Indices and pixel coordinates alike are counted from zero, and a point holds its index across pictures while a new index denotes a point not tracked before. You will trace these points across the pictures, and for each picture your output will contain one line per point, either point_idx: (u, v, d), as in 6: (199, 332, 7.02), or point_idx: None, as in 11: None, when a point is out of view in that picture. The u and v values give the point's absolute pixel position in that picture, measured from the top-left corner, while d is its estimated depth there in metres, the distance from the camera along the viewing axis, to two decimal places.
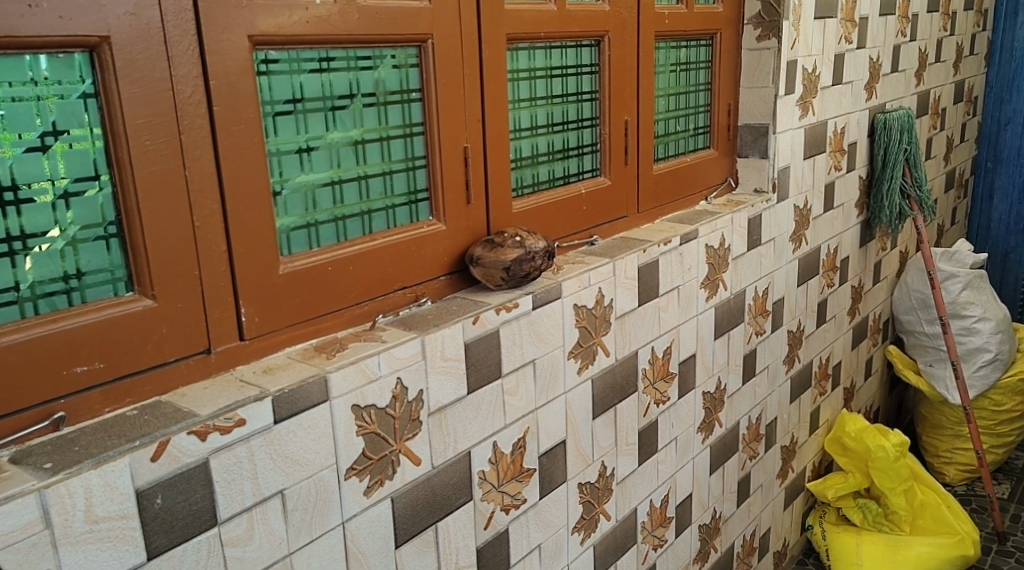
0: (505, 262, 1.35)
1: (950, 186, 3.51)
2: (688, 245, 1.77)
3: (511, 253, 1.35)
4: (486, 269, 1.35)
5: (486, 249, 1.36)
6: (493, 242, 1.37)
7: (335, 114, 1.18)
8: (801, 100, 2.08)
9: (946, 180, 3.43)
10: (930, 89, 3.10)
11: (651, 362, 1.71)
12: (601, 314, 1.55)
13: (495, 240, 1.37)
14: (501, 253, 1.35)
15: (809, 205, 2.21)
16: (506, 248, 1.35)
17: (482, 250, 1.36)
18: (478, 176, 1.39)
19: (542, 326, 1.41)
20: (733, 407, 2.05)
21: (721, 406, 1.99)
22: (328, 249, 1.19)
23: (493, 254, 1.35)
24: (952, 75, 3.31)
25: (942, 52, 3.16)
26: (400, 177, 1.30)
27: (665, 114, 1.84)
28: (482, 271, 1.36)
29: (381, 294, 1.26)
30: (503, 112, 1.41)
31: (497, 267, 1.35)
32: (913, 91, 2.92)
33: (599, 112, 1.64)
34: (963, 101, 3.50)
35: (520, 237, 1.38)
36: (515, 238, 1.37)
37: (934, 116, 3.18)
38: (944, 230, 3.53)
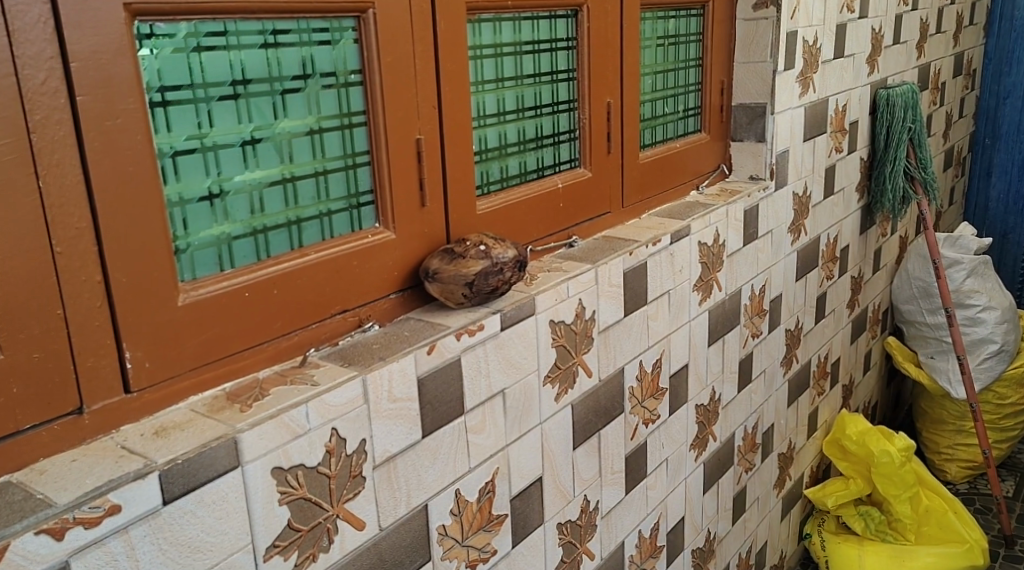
0: (467, 276, 1.13)
1: (948, 165, 3.31)
2: (679, 244, 1.54)
3: (475, 265, 1.13)
4: (444, 286, 1.13)
5: (443, 260, 1.14)
6: (451, 252, 1.15)
7: (249, 102, 0.95)
8: (801, 75, 1.85)
9: (944, 158, 3.23)
10: (930, 62, 2.89)
11: (640, 378, 1.49)
12: (582, 329, 1.33)
13: (455, 251, 1.15)
14: (461, 265, 1.13)
15: (809, 192, 1.99)
16: (468, 259, 1.13)
17: (439, 262, 1.14)
18: (434, 173, 1.16)
19: (514, 349, 1.19)
20: (728, 418, 1.82)
21: (715, 419, 1.77)
22: (245, 270, 0.97)
23: (453, 268, 1.13)
24: (952, 47, 3.10)
25: (942, 21, 2.94)
26: (338, 178, 1.06)
27: (652, 94, 1.61)
28: (439, 288, 1.13)
29: (315, 321, 1.04)
30: (463, 96, 1.18)
31: (458, 282, 1.13)
32: (914, 65, 2.71)
33: (577, 95, 1.42)
34: (963, 74, 3.29)
35: (484, 245, 1.16)
36: (479, 247, 1.15)
37: (934, 91, 2.97)
38: (941, 212, 3.33)
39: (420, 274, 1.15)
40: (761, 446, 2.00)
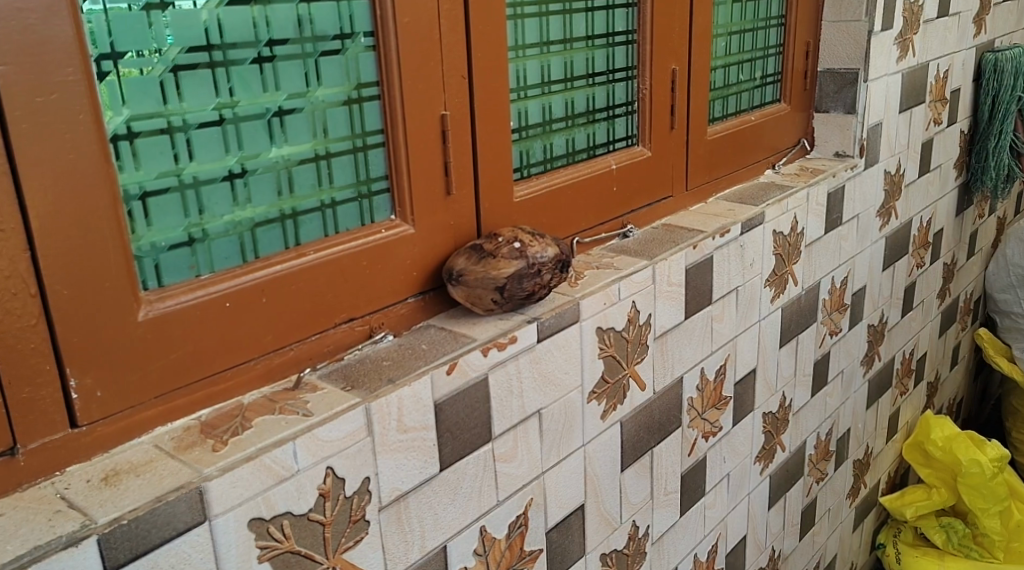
0: (497, 280, 0.96)
1: None
2: (750, 234, 1.33)
3: (506, 268, 0.96)
4: (470, 291, 0.97)
5: (471, 261, 0.97)
6: (478, 251, 0.97)
7: (229, 72, 0.79)
8: (900, 38, 1.62)
9: None
10: None
11: (701, 388, 1.31)
12: (635, 336, 1.15)
13: (483, 249, 0.98)
14: (491, 268, 0.96)
15: (902, 170, 1.76)
16: (499, 260, 0.96)
17: (463, 263, 0.97)
18: (463, 156, 0.98)
19: (553, 363, 1.02)
20: (799, 425, 1.62)
21: (785, 427, 1.57)
22: (226, 276, 0.81)
23: (480, 271, 0.96)
24: None
25: None
26: (345, 162, 0.90)
27: (724, 59, 1.40)
28: (465, 294, 0.97)
29: (316, 332, 0.89)
30: (499, 64, 1.00)
31: (488, 287, 0.96)
32: None
33: (636, 61, 1.22)
34: None
35: (516, 241, 0.98)
36: (511, 243, 0.98)
37: None
38: None
39: (444, 276, 0.98)
40: (835, 453, 1.79)
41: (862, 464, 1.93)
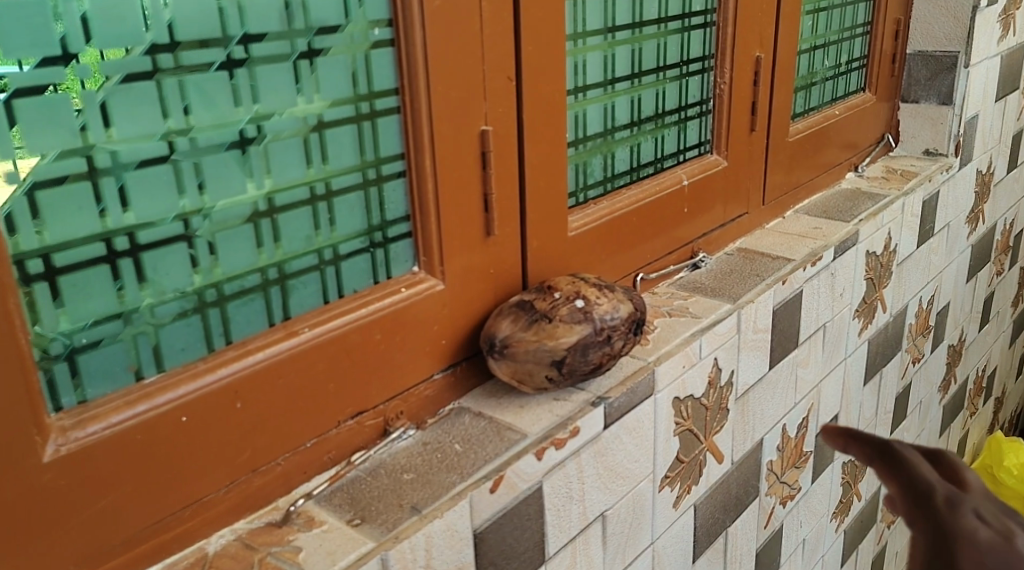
0: (554, 352, 0.71)
1: None
2: (844, 258, 1.08)
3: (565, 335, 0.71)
4: (518, 366, 0.72)
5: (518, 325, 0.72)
6: (528, 311, 0.73)
7: (183, 82, 0.53)
8: (1004, 13, 1.36)
9: None
10: None
11: (781, 447, 1.07)
12: (715, 400, 0.91)
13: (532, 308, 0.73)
14: (546, 336, 0.71)
15: (993, 167, 1.51)
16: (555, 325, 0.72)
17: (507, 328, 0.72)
18: (506, 183, 0.74)
19: (621, 452, 0.79)
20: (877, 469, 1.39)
21: (863, 474, 1.34)
22: (182, 376, 0.56)
23: (531, 341, 0.71)
24: None
25: None
26: (353, 202, 0.65)
27: (811, 41, 1.13)
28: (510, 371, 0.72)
29: (311, 437, 0.64)
30: (552, 60, 0.75)
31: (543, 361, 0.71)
32: None
33: (716, 48, 0.96)
34: None
35: (578, 299, 0.74)
36: (570, 301, 0.73)
37: None
38: None
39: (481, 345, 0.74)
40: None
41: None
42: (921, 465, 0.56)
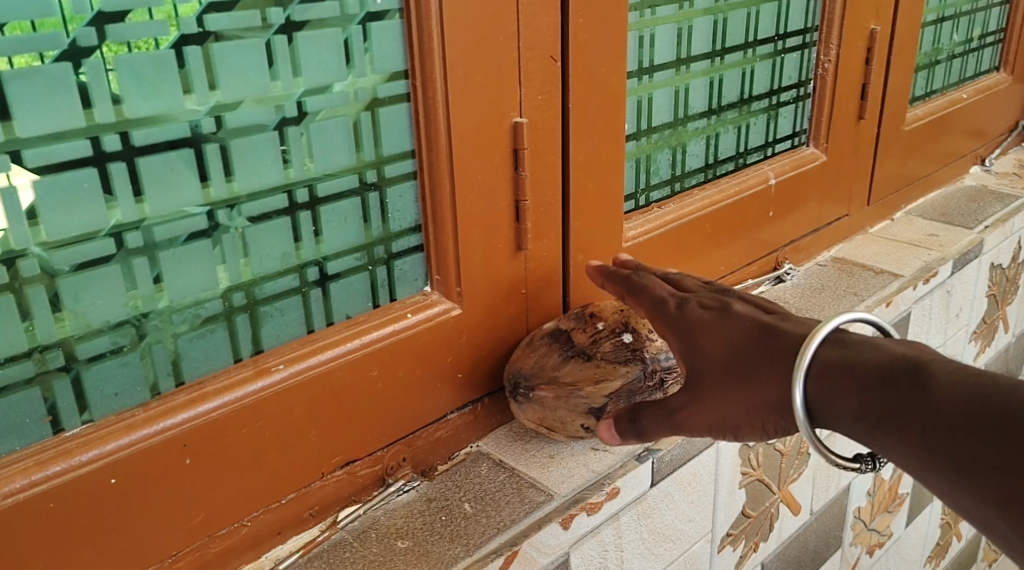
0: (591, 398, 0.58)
1: None
2: (963, 273, 0.91)
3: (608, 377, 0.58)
4: (547, 411, 0.59)
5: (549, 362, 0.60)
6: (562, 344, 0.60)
7: (113, 64, 0.42)
8: None
9: None
10: None
11: (872, 492, 0.88)
12: (794, 445, 0.75)
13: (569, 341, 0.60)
14: (582, 379, 0.58)
15: None
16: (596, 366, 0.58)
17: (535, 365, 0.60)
18: (545, 186, 0.61)
19: (671, 511, 0.65)
20: None
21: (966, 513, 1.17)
22: (114, 429, 0.46)
23: (563, 384, 0.59)
24: None
25: None
26: (346, 210, 0.53)
27: (939, 11, 0.94)
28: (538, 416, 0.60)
29: (288, 494, 0.54)
30: (610, 33, 0.61)
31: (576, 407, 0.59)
32: None
33: (821, 19, 0.79)
34: None
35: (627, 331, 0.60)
36: (617, 333, 0.59)
37: None
38: None
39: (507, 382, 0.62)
40: None
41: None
42: (655, 285, 0.56)
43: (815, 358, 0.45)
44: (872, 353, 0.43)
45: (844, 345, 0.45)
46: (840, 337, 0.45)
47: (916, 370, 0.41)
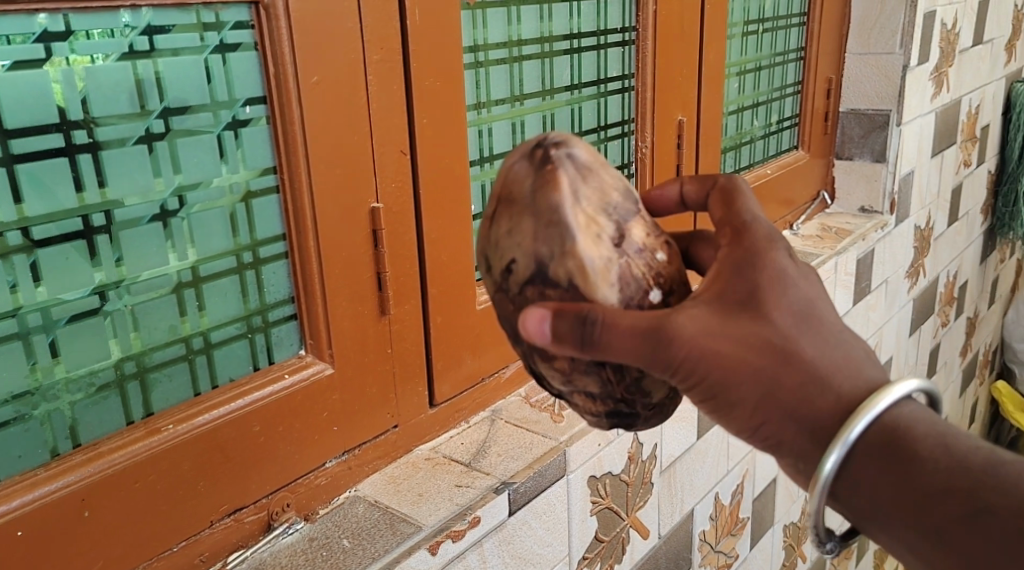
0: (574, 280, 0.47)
1: None
2: None
3: (596, 250, 0.47)
4: (535, 226, 0.47)
5: (591, 177, 0.48)
6: (602, 202, 0.48)
7: (14, 172, 0.51)
8: (937, 72, 1.31)
9: None
10: None
11: (714, 516, 0.99)
12: (636, 476, 0.85)
13: (616, 207, 0.49)
14: (568, 275, 0.47)
15: (932, 223, 1.45)
16: (589, 279, 0.47)
17: (591, 167, 0.49)
18: (403, 260, 0.71)
19: (531, 537, 0.75)
20: None
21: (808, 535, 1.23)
22: (20, 486, 0.53)
23: (546, 270, 0.48)
24: None
25: None
26: (226, 287, 0.62)
27: (738, 102, 1.11)
28: (515, 220, 0.48)
29: (179, 541, 0.61)
30: (452, 131, 0.72)
31: (577, 220, 0.47)
32: None
33: (636, 112, 0.93)
34: None
35: (663, 293, 0.50)
36: (648, 288, 0.49)
37: None
38: None
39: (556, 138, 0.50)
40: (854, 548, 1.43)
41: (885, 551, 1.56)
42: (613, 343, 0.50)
43: (872, 423, 0.45)
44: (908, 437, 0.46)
45: (902, 417, 0.46)
46: (907, 404, 0.46)
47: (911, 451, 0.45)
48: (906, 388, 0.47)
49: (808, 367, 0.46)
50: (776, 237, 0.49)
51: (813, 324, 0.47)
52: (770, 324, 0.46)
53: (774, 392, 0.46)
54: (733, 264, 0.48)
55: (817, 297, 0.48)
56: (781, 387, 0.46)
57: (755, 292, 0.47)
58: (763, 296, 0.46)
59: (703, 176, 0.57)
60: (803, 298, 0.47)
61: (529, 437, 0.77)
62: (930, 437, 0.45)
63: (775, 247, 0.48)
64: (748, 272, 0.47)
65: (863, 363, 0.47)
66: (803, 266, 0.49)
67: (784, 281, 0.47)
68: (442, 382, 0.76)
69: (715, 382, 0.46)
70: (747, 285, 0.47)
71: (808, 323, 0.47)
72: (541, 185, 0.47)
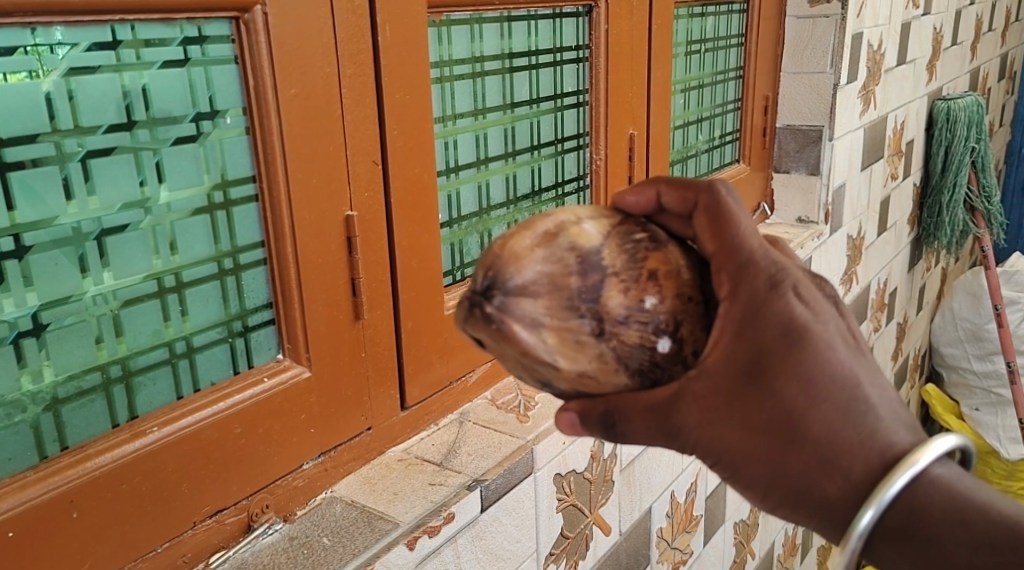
0: (581, 387, 0.50)
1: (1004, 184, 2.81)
2: None
3: (580, 357, 0.48)
4: (517, 359, 0.48)
5: (538, 291, 0.47)
6: (563, 301, 0.48)
7: (6, 180, 0.52)
8: (864, 90, 1.38)
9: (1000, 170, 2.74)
10: (994, 56, 2.34)
11: (671, 513, 1.03)
12: (598, 474, 0.89)
13: (577, 296, 0.48)
14: (574, 382, 0.50)
15: (863, 232, 1.52)
16: (594, 375, 0.49)
17: (532, 279, 0.47)
18: (375, 266, 0.73)
19: (501, 534, 0.77)
20: (768, 525, 1.32)
21: (756, 532, 1.28)
22: (8, 489, 0.53)
23: (551, 382, 0.50)
24: (1011, 33, 2.53)
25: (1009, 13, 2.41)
26: (207, 292, 0.64)
27: (684, 118, 1.17)
28: (498, 355, 0.49)
29: (164, 543, 0.62)
30: (421, 142, 0.75)
31: (558, 336, 0.48)
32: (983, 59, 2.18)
33: (590, 126, 0.97)
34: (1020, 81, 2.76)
35: (673, 339, 0.49)
36: (652, 346, 0.49)
37: (996, 93, 2.44)
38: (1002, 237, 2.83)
39: (485, 276, 0.48)
40: (799, 546, 1.49)
41: (826, 548, 1.63)
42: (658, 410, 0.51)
43: (903, 490, 0.46)
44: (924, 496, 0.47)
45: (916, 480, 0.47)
46: (936, 469, 0.47)
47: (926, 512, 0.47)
48: (940, 448, 0.47)
49: (818, 444, 0.47)
50: (779, 280, 0.47)
51: (822, 388, 0.46)
52: (775, 398, 0.46)
53: (786, 477, 0.47)
54: (734, 325, 0.47)
55: (825, 349, 0.47)
56: (794, 468, 0.47)
57: (758, 359, 0.46)
58: (764, 365, 0.46)
59: (681, 185, 0.53)
60: (810, 361, 0.46)
61: (497, 437, 0.80)
62: (952, 507, 0.47)
63: (779, 297, 0.47)
64: (748, 336, 0.47)
65: (871, 414, 0.47)
66: (810, 304, 0.47)
67: (788, 339, 0.46)
68: (413, 385, 0.79)
69: (731, 464, 0.48)
70: (749, 350, 0.47)
71: (814, 389, 0.46)
72: (498, 340, 0.47)
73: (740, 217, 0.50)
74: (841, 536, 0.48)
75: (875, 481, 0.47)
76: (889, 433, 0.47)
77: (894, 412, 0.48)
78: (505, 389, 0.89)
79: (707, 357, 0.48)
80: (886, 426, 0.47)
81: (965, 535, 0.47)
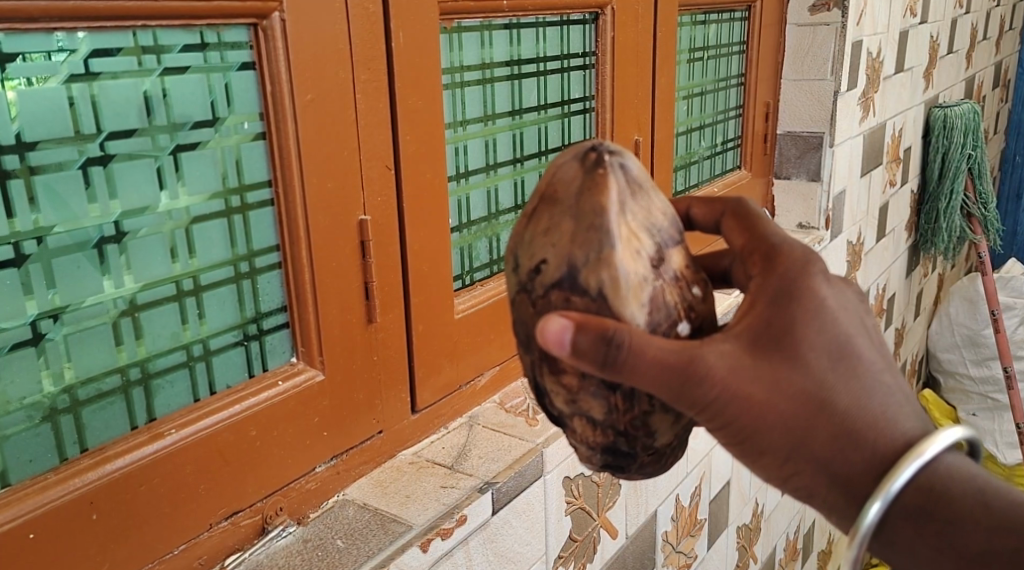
0: (606, 292, 0.47)
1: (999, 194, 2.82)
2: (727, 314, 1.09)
3: (635, 265, 0.48)
4: (578, 226, 0.48)
5: (640, 193, 0.49)
6: (648, 220, 0.49)
7: (31, 183, 0.52)
8: (863, 96, 1.40)
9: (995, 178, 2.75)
10: (989, 65, 2.35)
11: (676, 517, 1.04)
12: (607, 478, 0.89)
13: (660, 229, 0.50)
14: (598, 284, 0.47)
15: (862, 238, 1.53)
16: (620, 290, 0.47)
17: (640, 181, 0.50)
18: (389, 269, 0.74)
19: (511, 536, 0.78)
20: (770, 529, 1.33)
21: (758, 536, 1.28)
22: (30, 490, 0.54)
23: (577, 275, 0.48)
24: (1006, 41, 2.54)
25: (1003, 23, 2.42)
26: (224, 296, 0.64)
27: (687, 124, 1.19)
28: (557, 218, 0.49)
29: (180, 543, 0.62)
30: (433, 146, 0.76)
31: (631, 227, 0.48)
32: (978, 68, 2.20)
33: (596, 132, 0.98)
34: (1011, 93, 2.78)
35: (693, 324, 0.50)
36: (678, 319, 0.49)
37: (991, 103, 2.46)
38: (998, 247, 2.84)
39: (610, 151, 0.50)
40: (801, 550, 1.49)
41: (826, 552, 1.64)
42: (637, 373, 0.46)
43: (912, 481, 0.47)
44: (948, 481, 0.47)
45: (938, 475, 0.47)
46: (945, 458, 0.48)
47: (942, 504, 0.47)
48: (949, 438, 0.48)
49: (842, 415, 0.47)
50: (812, 261, 0.50)
51: (848, 365, 0.48)
52: (805, 367, 0.47)
53: (801, 451, 0.48)
54: (769, 297, 0.49)
55: (849, 331, 0.48)
56: (812, 438, 0.48)
57: (789, 331, 0.47)
58: (800, 334, 0.47)
59: (710, 199, 0.59)
60: (837, 336, 0.48)
61: (506, 440, 0.81)
62: (963, 491, 0.47)
63: (813, 275, 0.49)
64: (784, 308, 0.48)
65: (887, 399, 0.48)
66: (839, 288, 0.49)
67: (822, 314, 0.48)
68: (423, 388, 0.80)
69: (745, 427, 0.48)
70: (782, 320, 0.47)
71: (842, 363, 0.48)
72: (588, 186, 0.48)
73: (766, 219, 0.56)
74: (849, 526, 0.49)
75: (882, 473, 0.48)
76: (902, 433, 0.48)
77: (907, 403, 0.49)
78: (515, 393, 0.89)
79: (736, 324, 0.48)
80: (900, 423, 0.48)
81: (977, 517, 0.47)
